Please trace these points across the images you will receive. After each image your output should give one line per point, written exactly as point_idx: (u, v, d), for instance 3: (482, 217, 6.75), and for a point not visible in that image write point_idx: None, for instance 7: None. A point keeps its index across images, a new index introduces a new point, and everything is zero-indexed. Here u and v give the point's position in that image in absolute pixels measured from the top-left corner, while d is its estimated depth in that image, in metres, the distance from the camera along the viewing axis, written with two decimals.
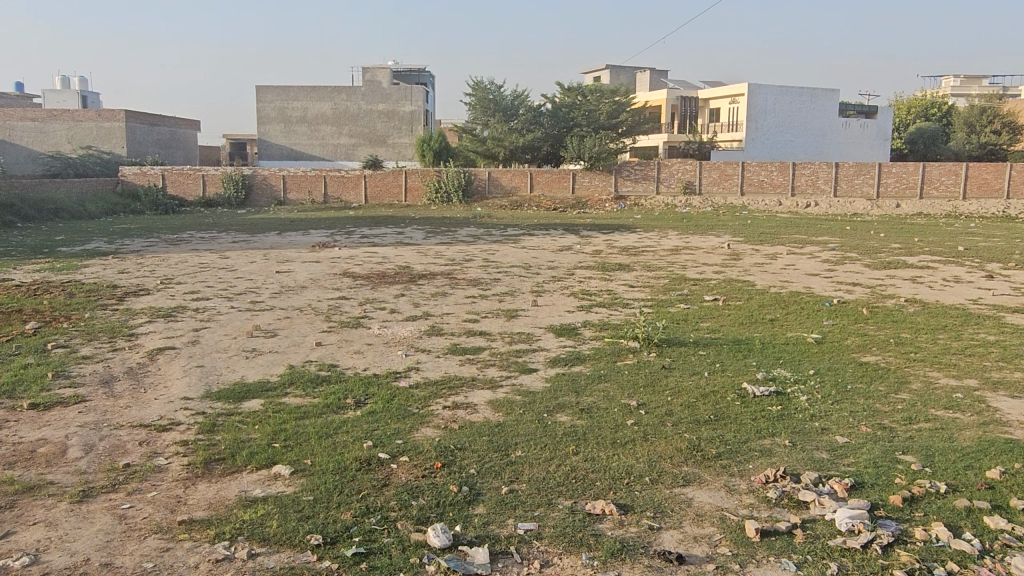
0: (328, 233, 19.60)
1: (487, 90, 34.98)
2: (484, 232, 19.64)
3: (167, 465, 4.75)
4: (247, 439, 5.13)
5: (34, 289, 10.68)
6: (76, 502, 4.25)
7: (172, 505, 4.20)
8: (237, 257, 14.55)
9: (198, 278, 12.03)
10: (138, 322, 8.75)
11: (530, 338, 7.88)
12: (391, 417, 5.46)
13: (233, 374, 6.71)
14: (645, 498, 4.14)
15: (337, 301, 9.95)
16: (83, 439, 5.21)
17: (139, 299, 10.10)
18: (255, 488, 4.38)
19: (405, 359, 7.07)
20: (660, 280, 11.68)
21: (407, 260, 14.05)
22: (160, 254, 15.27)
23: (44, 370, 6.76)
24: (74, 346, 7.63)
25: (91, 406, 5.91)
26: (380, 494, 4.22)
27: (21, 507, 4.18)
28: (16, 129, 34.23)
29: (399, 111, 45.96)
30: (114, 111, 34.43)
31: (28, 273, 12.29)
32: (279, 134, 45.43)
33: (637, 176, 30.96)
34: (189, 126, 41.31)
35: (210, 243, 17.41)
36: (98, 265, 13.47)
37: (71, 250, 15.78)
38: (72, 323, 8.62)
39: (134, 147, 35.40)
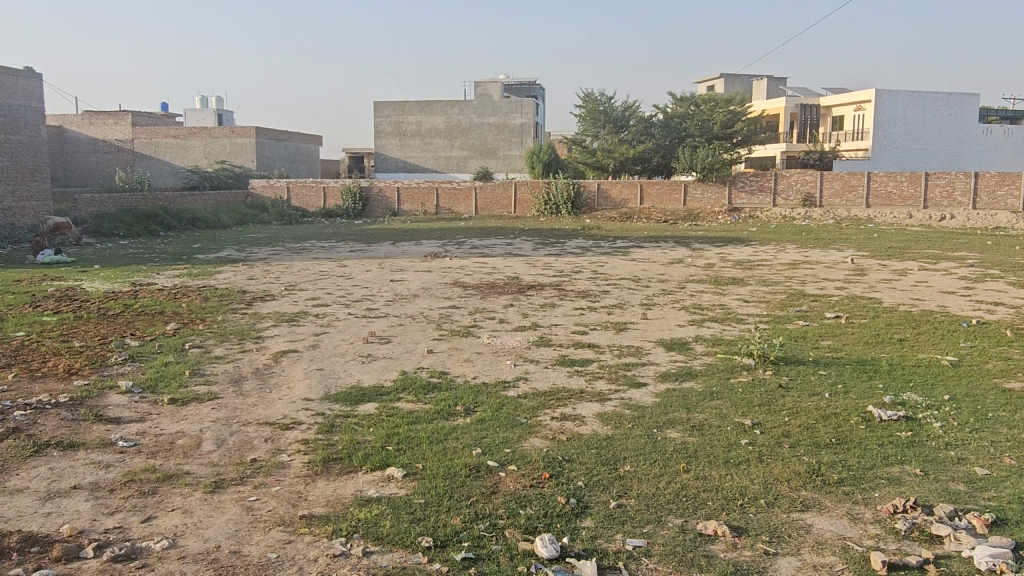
0: (439, 243, 20.11)
1: (598, 102, 34.78)
2: (592, 244, 19.56)
3: (289, 462, 5.01)
4: (363, 441, 5.33)
5: (174, 293, 11.58)
6: (209, 492, 4.56)
7: (294, 500, 4.43)
8: (355, 266, 15.17)
9: (319, 285, 12.65)
10: (265, 326, 9.29)
11: (639, 352, 7.77)
12: (500, 426, 5.53)
13: (350, 378, 7.00)
14: (760, 522, 3.99)
15: (448, 310, 10.17)
16: (216, 434, 5.58)
17: (265, 304, 10.75)
18: (370, 488, 4.54)
19: (514, 369, 7.15)
20: (777, 295, 11.24)
21: (516, 270, 14.23)
22: (284, 261, 16.16)
23: (182, 368, 7.31)
24: (208, 347, 8.19)
25: (223, 403, 6.33)
26: (488, 501, 4.28)
27: (161, 494, 4.53)
28: (161, 145, 37.18)
29: (510, 124, 46.55)
30: (245, 128, 37.35)
31: (168, 279, 13.31)
32: (395, 148, 47.30)
33: (753, 188, 29.99)
34: (312, 141, 43.69)
35: (330, 251, 18.28)
36: (229, 271, 14.43)
37: (206, 258, 16.98)
38: (207, 325, 9.26)
39: (262, 161, 38.22)
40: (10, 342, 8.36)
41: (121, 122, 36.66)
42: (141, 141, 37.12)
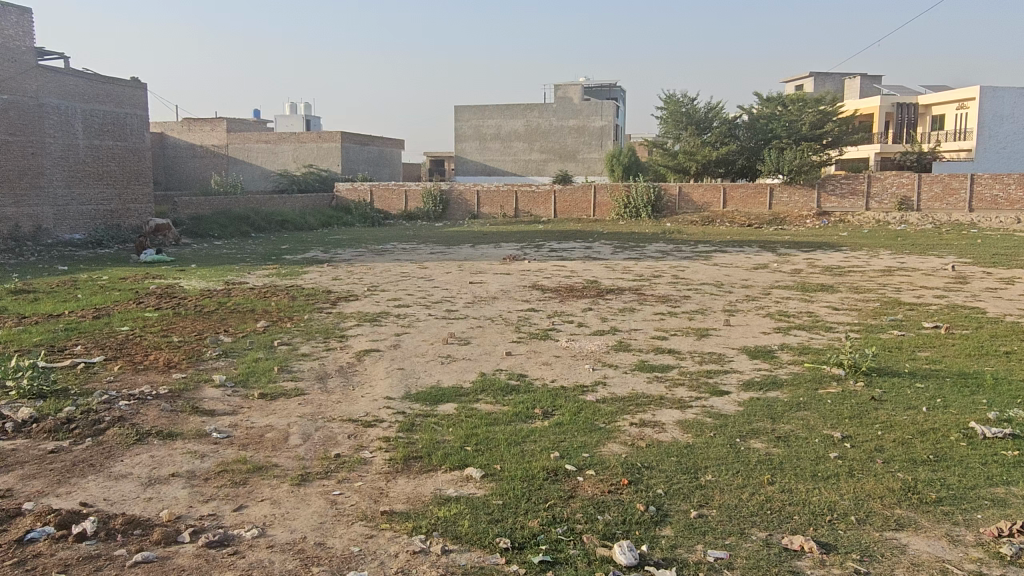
0: (518, 246, 20.21)
1: (681, 103, 34.20)
2: (673, 249, 19.26)
3: (371, 458, 5.14)
4: (442, 440, 5.42)
5: (264, 292, 12.08)
6: (296, 485, 4.73)
7: (376, 495, 4.54)
8: (434, 268, 15.44)
9: (400, 286, 12.92)
10: (348, 325, 9.57)
11: (721, 359, 7.60)
12: (579, 430, 5.51)
13: (430, 378, 7.12)
14: (849, 540, 3.83)
15: (527, 313, 10.22)
16: (302, 428, 5.79)
17: (349, 304, 11.06)
18: (449, 487, 4.61)
19: (592, 373, 7.11)
20: (869, 303, 10.77)
21: (595, 274, 14.15)
22: (366, 262, 16.59)
23: (271, 364, 7.62)
24: (295, 345, 8.51)
25: (309, 399, 6.56)
26: (566, 505, 4.27)
27: (252, 485, 4.74)
28: (253, 150, 38.65)
29: (590, 126, 46.26)
30: (331, 133, 38.56)
31: (259, 278, 13.88)
32: (475, 152, 47.91)
33: (844, 191, 28.81)
34: (394, 145, 44.68)
35: (411, 253, 18.64)
36: (315, 272, 14.93)
37: (293, 258, 17.62)
38: (294, 324, 9.62)
39: (348, 166, 39.29)
40: (117, 336, 8.92)
41: (216, 128, 38.30)
42: (234, 146, 38.64)
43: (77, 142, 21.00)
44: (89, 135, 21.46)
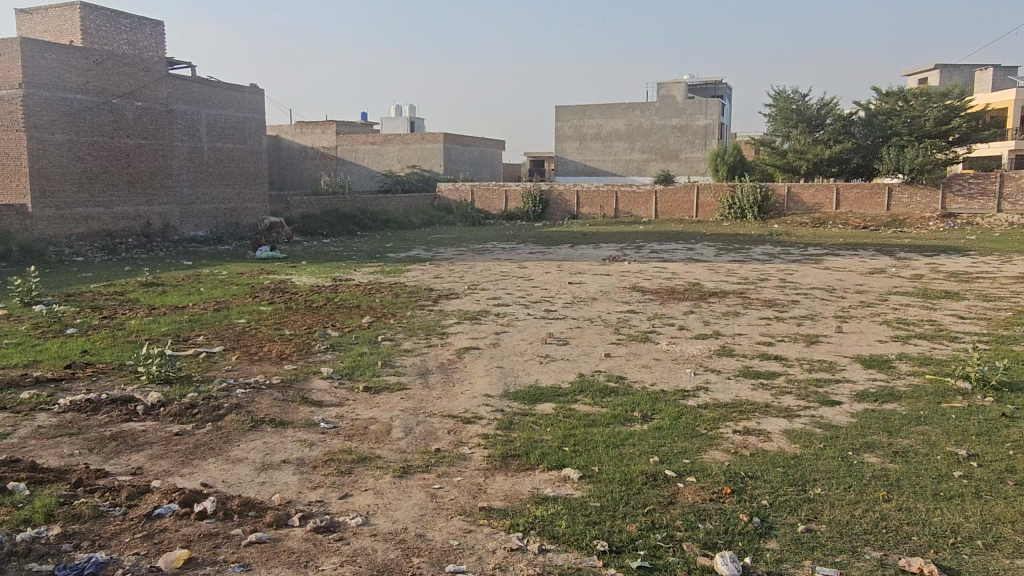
0: (618, 247, 19.99)
1: (791, 100, 32.94)
2: (781, 251, 18.52)
3: (470, 455, 5.22)
4: (540, 440, 5.44)
5: (370, 289, 12.50)
6: (398, 477, 4.87)
7: (474, 491, 4.61)
8: (533, 267, 15.55)
9: (499, 285, 13.06)
10: (449, 323, 9.77)
11: (833, 368, 7.25)
12: (679, 435, 5.40)
13: (528, 377, 7.16)
14: (975, 566, 3.56)
15: (626, 315, 10.10)
16: (404, 422, 5.95)
17: (450, 302, 11.28)
18: (546, 487, 4.62)
19: (694, 378, 6.94)
20: (1000, 312, 9.98)
21: (698, 276, 13.83)
22: (467, 262, 16.88)
23: (375, 359, 7.88)
24: (398, 340, 8.77)
25: (411, 394, 6.74)
26: (666, 511, 4.19)
27: (357, 474, 4.91)
28: (360, 151, 40.04)
29: (693, 125, 45.20)
30: (434, 134, 39.48)
31: (364, 275, 14.36)
32: (576, 152, 47.90)
33: (972, 191, 26.86)
34: (495, 146, 45.23)
35: (511, 253, 18.81)
36: (418, 270, 15.34)
37: (397, 256, 18.15)
38: (397, 320, 9.91)
39: (450, 166, 40.07)
40: (234, 328, 9.46)
41: (327, 131, 39.92)
42: (343, 148, 40.16)
43: (201, 145, 22.41)
44: (212, 138, 22.87)
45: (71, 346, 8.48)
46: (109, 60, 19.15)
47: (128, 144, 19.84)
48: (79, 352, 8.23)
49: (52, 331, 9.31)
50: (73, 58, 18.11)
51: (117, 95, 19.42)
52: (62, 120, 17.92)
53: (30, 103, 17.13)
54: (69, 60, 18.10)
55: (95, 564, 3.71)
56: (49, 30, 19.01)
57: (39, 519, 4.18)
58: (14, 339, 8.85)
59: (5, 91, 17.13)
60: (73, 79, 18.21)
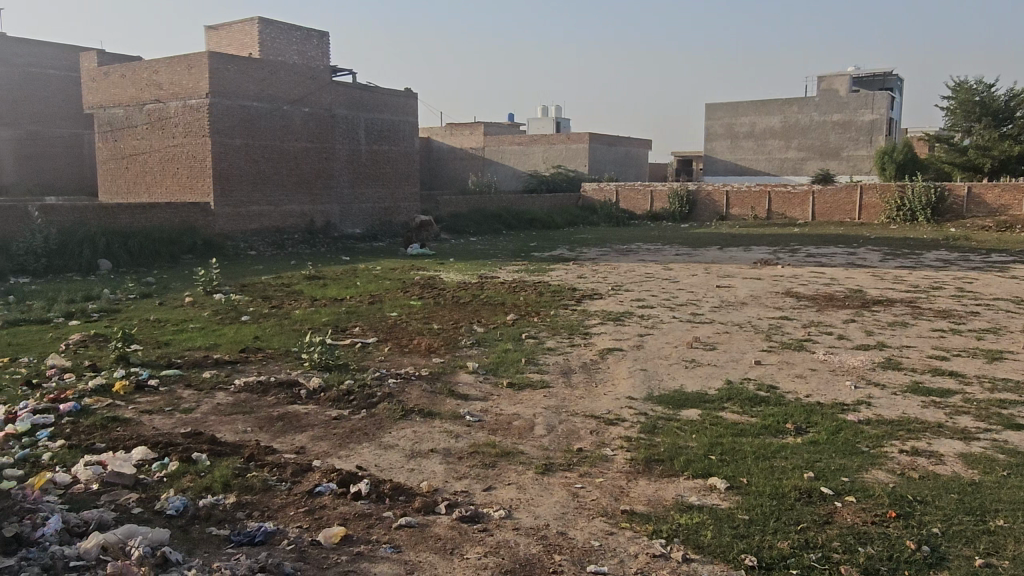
0: (771, 250, 19.09)
1: (973, 92, 30.14)
2: (959, 257, 16.92)
3: (613, 456, 5.19)
4: (685, 446, 5.30)
5: (514, 287, 12.74)
6: (540, 473, 4.93)
7: (616, 493, 4.58)
8: (680, 269, 15.19)
9: (644, 286, 12.86)
10: (592, 323, 9.76)
11: (1019, 388, 6.51)
12: (837, 451, 5.08)
13: (673, 381, 6.99)
14: None
15: (779, 321, 9.62)
16: (547, 420, 6.01)
17: (593, 302, 11.27)
18: (692, 495, 4.50)
19: (854, 392, 6.49)
20: None
21: (860, 283, 12.92)
22: (611, 262, 16.73)
23: (519, 356, 8.02)
24: (542, 338, 8.88)
25: (554, 392, 6.79)
26: (821, 531, 3.96)
27: (500, 468, 5.02)
28: (507, 152, 40.73)
29: (858, 121, 42.25)
30: (580, 134, 39.39)
31: (510, 273, 14.65)
32: (726, 151, 46.29)
33: None
34: (642, 145, 44.59)
35: (656, 254, 18.47)
36: (561, 269, 15.45)
37: (542, 256, 18.32)
38: (541, 318, 10.03)
39: (595, 166, 39.82)
40: (387, 321, 9.97)
41: (475, 132, 41.05)
42: (490, 149, 40.96)
43: (360, 147, 23.73)
44: (370, 140, 24.12)
45: (245, 332, 9.29)
46: (282, 70, 20.74)
47: (295, 147, 21.40)
48: (252, 337, 9.00)
49: (229, 318, 10.24)
50: (250, 69, 19.79)
51: (288, 102, 21.00)
52: (240, 127, 19.66)
53: (215, 111, 18.94)
54: (248, 71, 19.79)
55: (265, 532, 4.04)
56: (232, 43, 21.44)
57: (217, 488, 4.62)
58: (198, 324, 9.83)
59: (194, 100, 19.04)
60: (251, 89, 19.91)
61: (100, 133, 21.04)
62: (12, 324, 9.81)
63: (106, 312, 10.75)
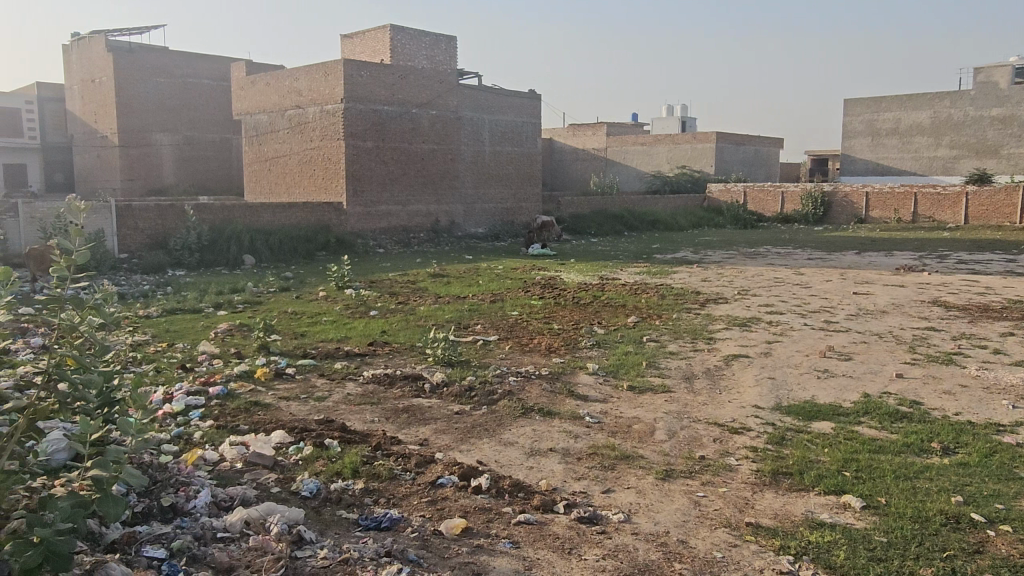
0: (916, 255, 17.80)
1: None
2: None
3: (737, 466, 5.02)
4: (816, 460, 5.04)
5: (636, 289, 12.58)
6: (660, 479, 4.84)
7: (741, 504, 4.42)
8: (813, 274, 14.47)
9: (773, 291, 12.35)
10: (717, 327, 9.48)
11: None
12: (990, 475, 4.66)
13: (804, 392, 6.66)
14: None
15: (925, 332, 8.94)
16: (668, 425, 5.89)
17: (718, 306, 10.93)
18: (823, 511, 4.27)
19: (1011, 412, 5.92)
20: None
21: (1020, 292, 11.79)
22: (737, 265, 16.20)
23: (640, 358, 7.91)
24: (663, 342, 8.72)
25: (675, 397, 6.65)
26: (970, 561, 3.64)
27: (619, 471, 4.97)
28: (630, 152, 40.27)
29: (1021, 116, 38.59)
30: (707, 133, 38.25)
31: (631, 275, 14.47)
32: (866, 149, 43.61)
33: None
34: (773, 144, 42.82)
35: (786, 258, 17.68)
36: (685, 271, 15.13)
37: (664, 258, 17.98)
38: (663, 321, 9.85)
39: (722, 166, 38.28)
40: (508, 319, 10.12)
41: (597, 132, 40.86)
42: (613, 150, 40.65)
43: (484, 149, 24.17)
44: (493, 142, 24.50)
45: (373, 326, 9.71)
46: (411, 74, 21.50)
47: (423, 149, 22.13)
48: (380, 331, 9.40)
49: (359, 312, 10.74)
50: (382, 74, 20.66)
51: (416, 105, 21.74)
52: (372, 130, 20.57)
53: (349, 115, 19.92)
54: (380, 77, 20.66)
55: (391, 519, 4.20)
56: (365, 49, 22.50)
57: (347, 473, 4.86)
58: (331, 317, 10.39)
59: (331, 105, 20.11)
60: (383, 93, 20.78)
61: (247, 138, 22.63)
62: (169, 313, 10.75)
63: (249, 303, 11.58)
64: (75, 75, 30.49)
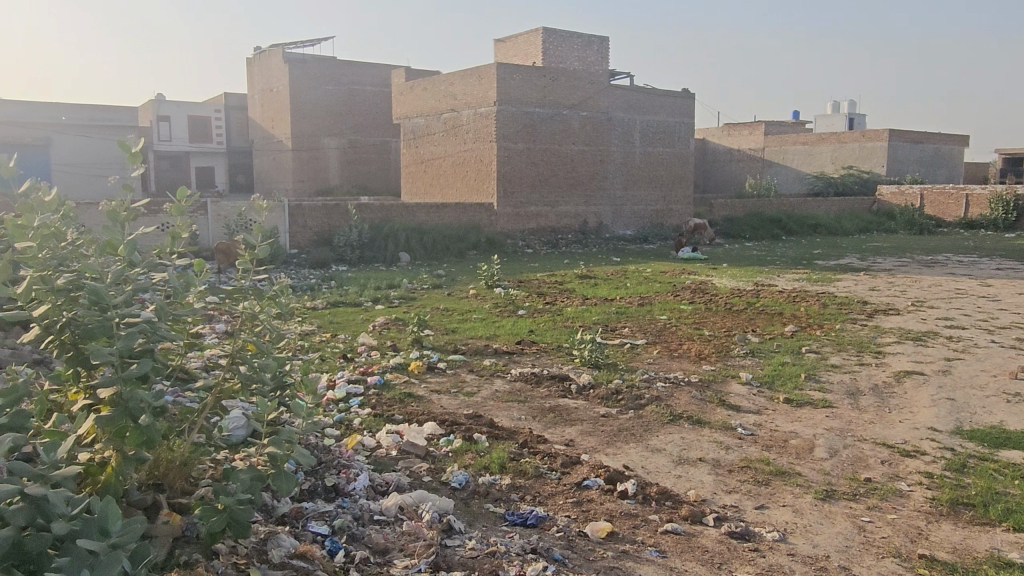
0: None
1: None
2: None
3: (909, 493, 4.61)
4: (1004, 493, 4.53)
5: (795, 296, 11.90)
6: (820, 499, 4.55)
7: (913, 534, 4.07)
8: (1003, 286, 13.02)
9: (953, 304, 11.26)
10: (887, 341, 8.77)
11: None
12: None
13: (991, 417, 6.00)
14: None
15: None
16: (830, 442, 5.53)
17: (888, 318, 10.11)
18: (1012, 550, 3.84)
19: None
20: None
21: None
22: (912, 274, 14.91)
23: (799, 370, 7.47)
24: (825, 354, 8.18)
25: (838, 413, 6.22)
26: None
27: (775, 487, 4.73)
28: (790, 152, 38.22)
29: None
30: (878, 131, 35.50)
31: (789, 282, 13.71)
32: None
33: None
34: (957, 142, 39.03)
35: (970, 267, 16.05)
36: (850, 279, 14.13)
37: (827, 264, 16.89)
38: (825, 332, 9.25)
39: (895, 166, 35.51)
40: (657, 324, 9.91)
41: (755, 131, 39.13)
42: (772, 149, 38.78)
43: (635, 150, 23.77)
44: (645, 143, 24.01)
45: (521, 325, 9.87)
46: (563, 76, 21.63)
47: (572, 150, 22.22)
48: (527, 331, 9.52)
49: (508, 311, 10.94)
50: (533, 76, 20.96)
51: (567, 106, 21.84)
52: (523, 131, 20.94)
53: (500, 117, 20.42)
54: (532, 79, 20.97)
55: (537, 517, 4.25)
56: (518, 52, 23.03)
57: (495, 468, 4.97)
58: (481, 315, 10.67)
59: (484, 108, 20.71)
60: (534, 95, 21.09)
61: (406, 140, 23.77)
62: (332, 305, 11.53)
63: (405, 299, 12.15)
64: (256, 84, 33.38)
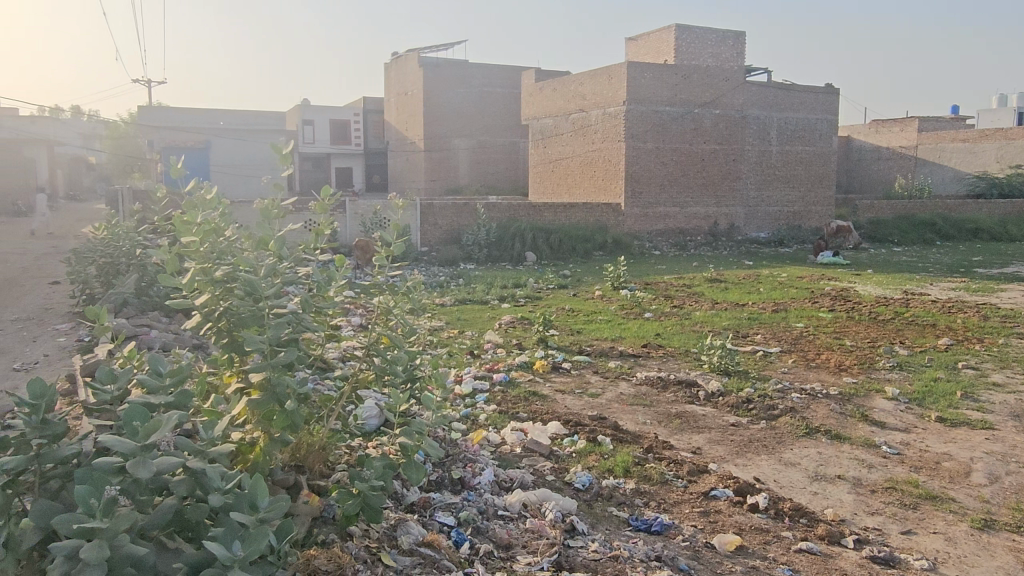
0: None
1: None
2: None
3: None
4: None
5: (950, 307, 10.96)
6: (977, 528, 4.16)
7: None
8: None
9: None
10: None
11: None
12: None
13: None
14: None
15: None
16: (989, 467, 5.05)
17: None
18: None
19: None
20: None
21: None
22: None
23: (953, 387, 6.86)
24: (985, 370, 7.47)
25: (1000, 436, 5.67)
26: None
27: (924, 512, 4.38)
28: (947, 150, 35.28)
29: None
30: None
31: (944, 290, 12.68)
32: None
33: None
34: None
35: None
36: (1017, 289, 12.84)
37: (988, 272, 15.45)
38: (985, 346, 8.46)
39: None
40: (792, 331, 9.44)
41: (907, 128, 36.44)
42: (926, 147, 35.96)
43: (772, 148, 22.71)
44: (782, 140, 22.87)
45: (648, 328, 9.71)
46: (696, 73, 21.04)
47: (705, 149, 21.60)
48: (654, 334, 9.34)
49: (634, 313, 10.79)
50: (665, 74, 20.55)
51: (699, 105, 21.22)
52: (652, 131, 20.60)
53: (629, 117, 20.20)
54: (663, 77, 20.58)
55: (662, 524, 4.16)
56: (649, 50, 22.69)
57: (619, 471, 4.91)
58: (607, 316, 10.58)
59: (613, 108, 20.59)
60: (665, 94, 20.68)
61: (534, 141, 24.02)
62: (461, 302, 11.84)
63: (530, 298, 12.26)
64: (393, 88, 34.76)
